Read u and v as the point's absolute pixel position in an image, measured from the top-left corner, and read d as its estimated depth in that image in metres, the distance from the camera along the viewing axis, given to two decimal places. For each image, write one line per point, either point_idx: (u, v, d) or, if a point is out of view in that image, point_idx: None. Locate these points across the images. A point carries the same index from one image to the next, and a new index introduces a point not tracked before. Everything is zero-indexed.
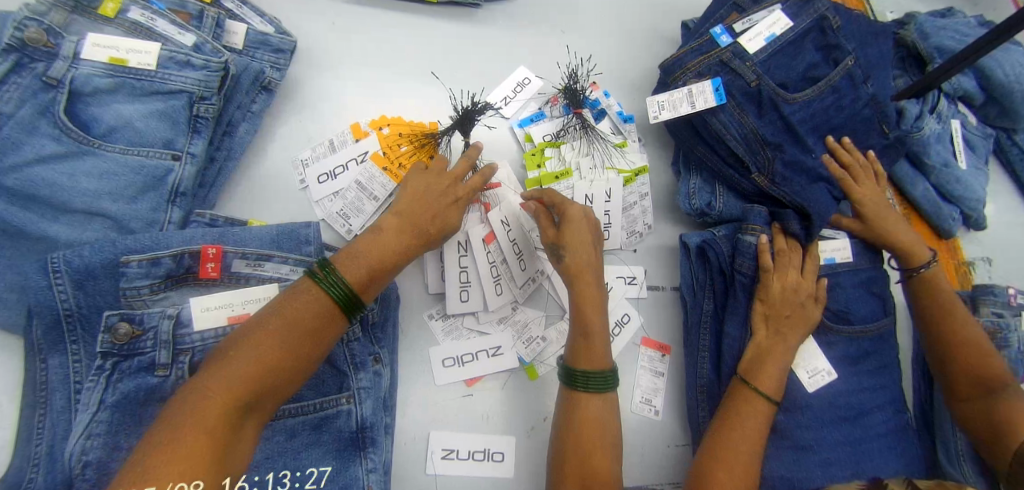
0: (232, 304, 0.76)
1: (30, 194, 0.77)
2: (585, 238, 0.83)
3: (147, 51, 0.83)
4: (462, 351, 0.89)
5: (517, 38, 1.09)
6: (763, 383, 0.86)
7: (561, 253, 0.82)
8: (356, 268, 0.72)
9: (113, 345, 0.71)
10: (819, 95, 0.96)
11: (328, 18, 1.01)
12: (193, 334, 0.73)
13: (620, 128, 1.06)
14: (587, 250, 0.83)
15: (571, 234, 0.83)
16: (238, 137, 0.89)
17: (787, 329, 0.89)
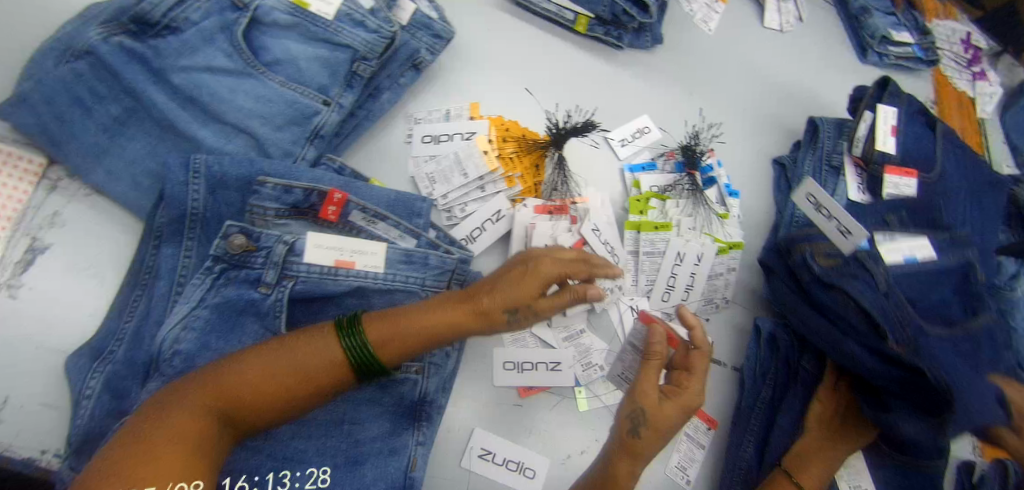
0: (341, 248, 0.79)
1: (192, 97, 0.81)
2: (672, 423, 0.72)
3: (329, 3, 0.85)
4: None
5: (650, 88, 1.13)
6: (805, 480, 0.85)
7: (639, 427, 0.70)
8: (382, 329, 0.70)
9: (228, 253, 0.75)
10: (952, 336, 0.89)
11: (486, 19, 1.06)
12: (302, 265, 0.77)
13: (725, 200, 1.07)
14: (660, 438, 0.72)
15: (663, 416, 0.71)
16: (379, 103, 0.92)
17: (843, 440, 0.87)
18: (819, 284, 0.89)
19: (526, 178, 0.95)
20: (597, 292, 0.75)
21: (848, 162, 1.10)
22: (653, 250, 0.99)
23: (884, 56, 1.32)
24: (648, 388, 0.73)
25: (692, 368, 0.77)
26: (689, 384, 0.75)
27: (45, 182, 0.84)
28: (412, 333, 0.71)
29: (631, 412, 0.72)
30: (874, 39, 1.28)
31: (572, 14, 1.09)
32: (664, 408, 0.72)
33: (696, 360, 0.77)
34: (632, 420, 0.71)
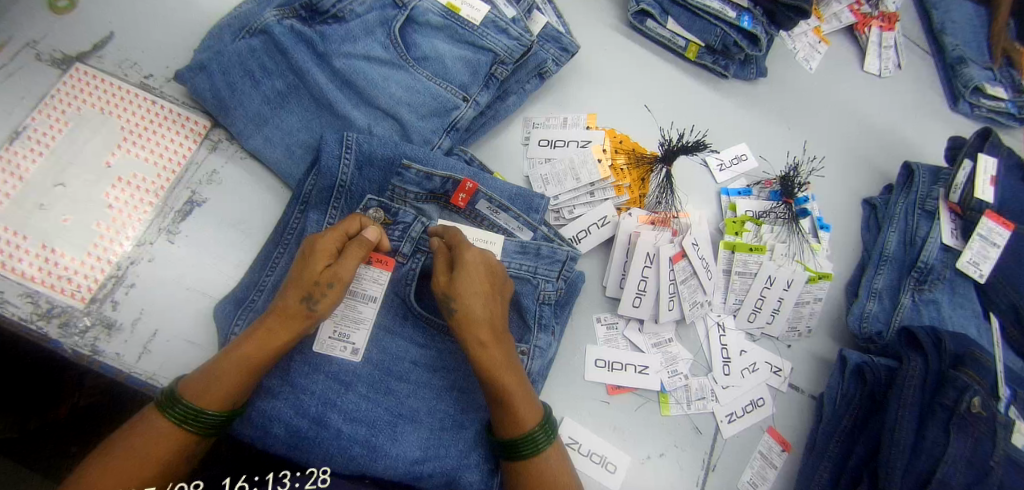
0: (467, 234, 0.86)
1: (349, 80, 0.90)
2: (479, 285, 0.76)
3: (477, 9, 0.94)
4: (351, 327, 0.78)
5: (752, 118, 1.17)
6: None
7: (453, 305, 0.75)
8: (199, 384, 0.66)
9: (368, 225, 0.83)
10: None
11: (603, 39, 1.13)
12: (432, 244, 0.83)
13: (817, 232, 1.11)
14: (483, 299, 0.76)
15: (467, 283, 0.75)
16: (506, 105, 0.99)
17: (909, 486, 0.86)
18: (938, 420, 0.85)
19: (633, 189, 1.01)
20: (376, 234, 0.76)
21: (944, 208, 1.11)
22: (745, 271, 1.03)
23: (974, 106, 1.33)
24: (441, 275, 0.77)
25: (459, 248, 0.77)
26: (471, 275, 0.76)
27: (208, 142, 0.93)
28: (242, 363, 0.68)
29: (444, 296, 0.76)
30: (966, 89, 1.29)
31: (683, 41, 1.15)
32: (461, 273, 0.75)
33: (459, 238, 0.79)
34: (447, 303, 0.76)
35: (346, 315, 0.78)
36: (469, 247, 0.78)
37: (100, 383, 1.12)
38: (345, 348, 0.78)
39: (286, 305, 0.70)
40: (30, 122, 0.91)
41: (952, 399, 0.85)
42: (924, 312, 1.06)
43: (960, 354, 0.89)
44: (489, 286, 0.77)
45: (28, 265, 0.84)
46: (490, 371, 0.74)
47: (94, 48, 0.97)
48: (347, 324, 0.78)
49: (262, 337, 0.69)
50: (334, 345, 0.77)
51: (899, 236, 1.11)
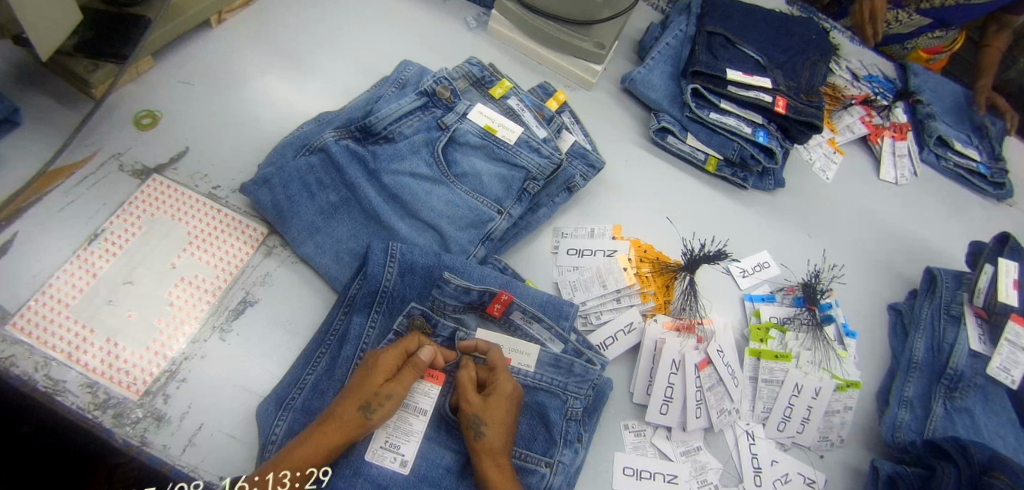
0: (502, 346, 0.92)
1: (396, 195, 0.99)
2: (504, 416, 0.81)
3: (512, 131, 1.05)
4: (402, 438, 0.81)
5: (771, 226, 1.23)
6: None
7: (481, 429, 0.79)
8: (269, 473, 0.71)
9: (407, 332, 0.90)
10: None
11: (625, 154, 1.23)
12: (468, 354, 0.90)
13: (842, 339, 1.12)
14: (501, 428, 0.80)
15: (495, 410, 0.80)
16: (536, 216, 1.07)
17: None
18: None
19: (658, 295, 1.05)
20: (429, 353, 0.83)
21: (969, 311, 1.11)
22: (772, 379, 1.04)
23: (942, 158, 1.41)
24: (472, 396, 0.81)
25: (496, 378, 0.84)
26: (495, 402, 0.81)
27: (264, 248, 1.02)
28: (303, 461, 0.72)
29: (472, 420, 0.80)
30: (931, 138, 1.38)
31: (702, 155, 1.24)
32: (494, 397, 0.81)
33: (500, 363, 0.85)
34: (474, 425, 0.79)
35: (399, 426, 0.82)
36: (505, 376, 0.84)
37: None
38: (395, 459, 0.80)
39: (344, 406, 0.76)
40: (108, 225, 1.00)
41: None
42: (958, 421, 1.03)
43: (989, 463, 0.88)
44: (508, 411, 0.82)
45: (92, 357, 0.89)
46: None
47: (172, 159, 1.08)
48: (398, 435, 0.81)
49: (317, 442, 0.73)
50: (383, 455, 0.80)
51: (926, 342, 1.11)
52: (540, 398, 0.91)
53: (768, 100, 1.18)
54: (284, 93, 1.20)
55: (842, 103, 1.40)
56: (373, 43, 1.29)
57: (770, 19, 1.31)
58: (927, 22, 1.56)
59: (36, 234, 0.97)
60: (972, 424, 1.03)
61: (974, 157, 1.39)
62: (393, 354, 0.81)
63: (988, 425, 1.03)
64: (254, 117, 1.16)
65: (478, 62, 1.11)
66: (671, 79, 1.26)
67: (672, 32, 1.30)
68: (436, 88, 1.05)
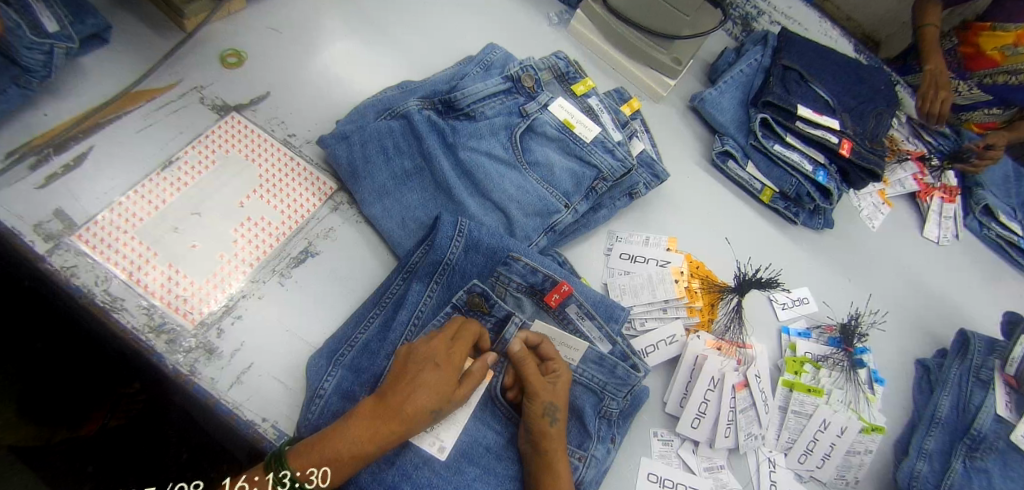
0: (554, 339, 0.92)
1: (469, 172, 1.01)
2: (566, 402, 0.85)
3: (589, 129, 1.07)
4: (442, 425, 0.83)
5: (817, 263, 1.25)
6: None
7: (554, 415, 0.82)
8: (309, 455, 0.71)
9: (465, 307, 0.90)
10: None
11: (686, 171, 1.25)
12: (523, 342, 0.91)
13: (872, 384, 1.13)
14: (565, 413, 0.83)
15: (562, 395, 0.84)
16: (597, 216, 1.09)
17: None
18: None
19: (704, 311, 1.07)
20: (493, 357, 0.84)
21: (1000, 378, 1.14)
22: (801, 411, 1.06)
23: (984, 226, 1.44)
24: (543, 383, 0.83)
25: (556, 365, 0.86)
26: (561, 388, 0.84)
27: (331, 202, 1.04)
28: (357, 449, 0.72)
29: (546, 406, 0.82)
30: (977, 205, 1.41)
31: (759, 184, 1.26)
32: (559, 384, 0.84)
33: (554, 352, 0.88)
34: (549, 411, 0.82)
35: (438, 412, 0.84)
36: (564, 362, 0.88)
37: (132, 409, 1.21)
38: (435, 444, 0.82)
39: (411, 406, 0.74)
40: (181, 155, 1.01)
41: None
42: (975, 480, 1.05)
43: None
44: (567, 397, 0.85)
45: (152, 280, 0.91)
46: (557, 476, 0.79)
47: (251, 102, 1.10)
48: (440, 421, 0.83)
49: (372, 432, 0.72)
50: (424, 438, 0.82)
51: (951, 400, 1.14)
52: (580, 396, 0.92)
53: (835, 141, 1.21)
54: (363, 54, 1.21)
55: (897, 156, 1.43)
56: (454, 21, 1.31)
57: (844, 63, 1.34)
58: (987, 99, 1.58)
59: (110, 152, 0.98)
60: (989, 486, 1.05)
61: (1017, 230, 1.42)
62: (453, 349, 0.79)
63: None
64: (332, 74, 1.17)
65: (564, 57, 1.14)
66: (741, 105, 1.27)
67: (747, 59, 1.31)
68: (522, 75, 1.07)
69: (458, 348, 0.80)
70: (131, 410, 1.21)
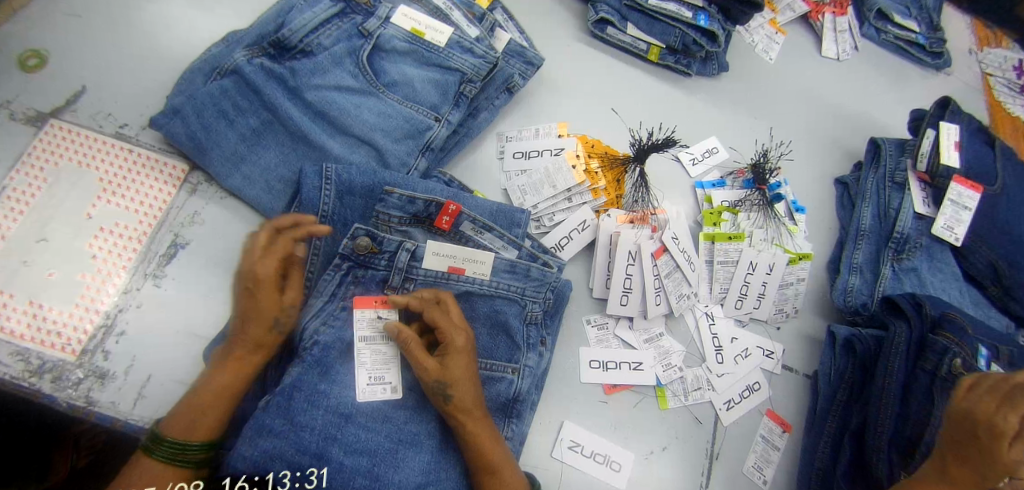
0: (454, 256, 0.86)
1: (322, 111, 0.93)
2: (468, 372, 0.79)
3: (441, 32, 0.99)
4: (383, 368, 0.80)
5: (718, 112, 1.22)
6: None
7: (447, 392, 0.77)
8: (180, 419, 0.71)
9: (354, 253, 0.83)
10: None
11: (567, 52, 1.17)
12: (422, 269, 0.85)
13: (793, 215, 1.13)
14: (469, 384, 0.79)
15: (456, 369, 0.78)
16: (477, 122, 1.03)
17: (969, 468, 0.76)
18: (921, 385, 0.88)
19: (609, 190, 1.04)
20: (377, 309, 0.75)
21: (912, 178, 1.14)
22: (727, 260, 1.06)
23: (882, 32, 1.40)
24: (427, 363, 0.77)
25: (446, 337, 0.79)
26: (454, 361, 0.78)
27: (187, 186, 0.95)
28: (225, 388, 0.74)
29: (436, 386, 0.77)
30: (870, 11, 1.36)
31: (644, 45, 1.20)
32: (451, 360, 0.78)
33: (444, 319, 0.80)
34: (439, 391, 0.77)
35: (378, 357, 0.80)
36: (461, 329, 0.80)
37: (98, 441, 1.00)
38: (386, 387, 0.79)
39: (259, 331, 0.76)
40: (7, 182, 0.89)
41: (933, 363, 0.88)
42: (905, 280, 1.08)
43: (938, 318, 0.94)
44: (472, 369, 0.80)
45: (16, 322, 0.83)
46: (478, 443, 0.77)
47: (67, 102, 0.97)
48: (381, 365, 0.80)
49: (233, 368, 0.75)
50: (375, 390, 0.79)
51: (873, 210, 1.15)
52: (489, 329, 0.87)
53: None
54: (177, 16, 1.06)
55: None
56: None
57: None
58: None
59: None
60: (918, 282, 1.08)
61: (914, 28, 1.38)
62: (269, 260, 0.77)
63: (933, 281, 1.09)
64: (152, 47, 1.03)
65: None
66: None
67: None
68: None
69: (278, 256, 0.78)
70: (98, 443, 1.00)
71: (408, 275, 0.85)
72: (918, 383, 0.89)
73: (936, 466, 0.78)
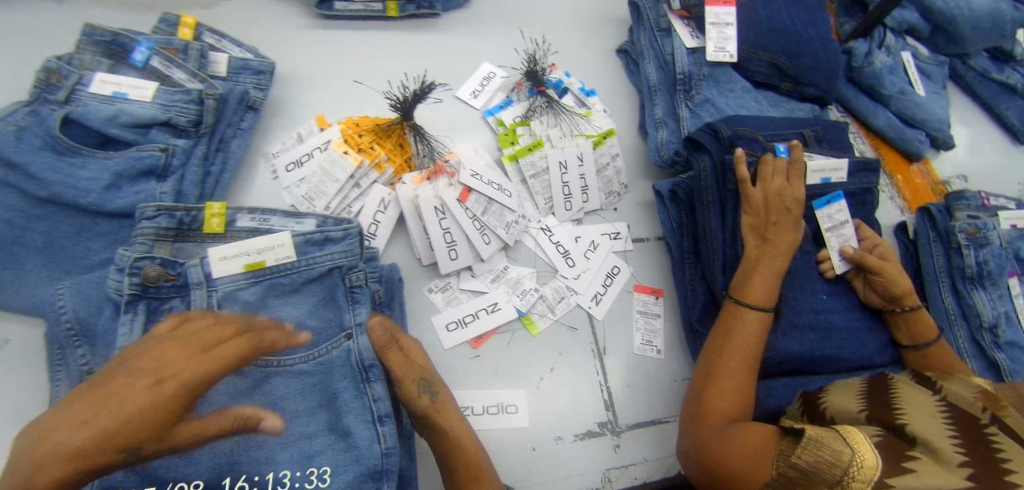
0: (247, 251, 0.79)
1: (36, 191, 0.85)
2: (439, 375, 0.86)
3: (147, 88, 0.93)
4: None
5: (482, 36, 1.18)
6: (749, 295, 0.84)
7: (431, 390, 0.83)
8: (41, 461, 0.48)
9: (143, 287, 0.75)
10: (858, 190, 1.03)
11: (305, 41, 1.10)
12: (223, 280, 0.78)
13: (584, 101, 1.14)
14: (441, 383, 0.86)
15: (427, 367, 0.85)
16: (232, 152, 0.97)
17: (774, 236, 0.88)
18: (731, 201, 0.94)
19: (394, 158, 1.00)
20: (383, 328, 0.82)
21: (674, 19, 1.15)
22: (537, 171, 1.04)
23: None
24: (408, 365, 0.82)
25: (406, 345, 0.86)
26: (423, 362, 0.86)
27: None
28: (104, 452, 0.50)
29: (421, 383, 0.82)
30: None
31: (378, 4, 1.11)
32: (421, 366, 0.85)
33: (400, 331, 0.86)
34: (423, 388, 0.82)
35: None
36: (413, 337, 0.88)
37: None
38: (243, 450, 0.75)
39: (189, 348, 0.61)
40: None
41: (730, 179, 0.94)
42: (702, 114, 1.10)
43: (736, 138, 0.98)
44: (428, 363, 0.87)
45: None
46: (447, 433, 0.81)
47: None
48: None
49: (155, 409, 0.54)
50: None
51: (655, 64, 1.15)
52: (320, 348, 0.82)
53: None
54: None
55: None
56: None
57: None
58: None
59: None
60: (714, 110, 1.11)
61: None
62: (224, 340, 0.63)
63: (728, 104, 1.12)
64: None
65: (95, 28, 0.94)
66: None
67: None
68: (42, 76, 0.88)
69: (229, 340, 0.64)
70: None
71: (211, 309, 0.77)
72: (729, 204, 0.94)
73: (765, 250, 0.87)
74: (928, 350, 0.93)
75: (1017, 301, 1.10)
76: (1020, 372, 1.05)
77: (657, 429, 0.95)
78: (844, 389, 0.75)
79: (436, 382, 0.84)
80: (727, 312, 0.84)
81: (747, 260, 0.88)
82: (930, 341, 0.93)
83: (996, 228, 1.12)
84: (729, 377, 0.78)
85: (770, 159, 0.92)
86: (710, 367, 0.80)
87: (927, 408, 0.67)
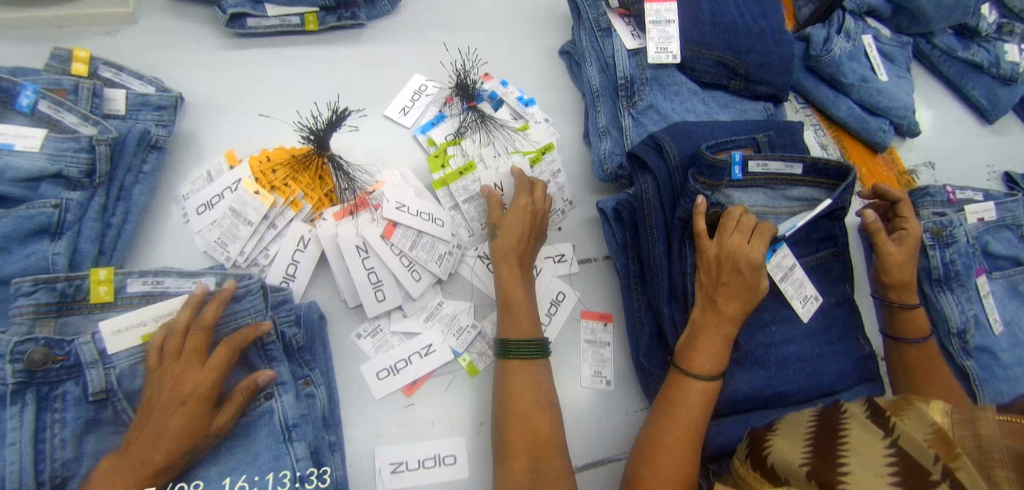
0: (142, 322, 0.75)
1: None
2: (522, 227, 0.90)
3: (33, 136, 0.83)
4: None
5: (411, 48, 1.10)
6: (694, 362, 0.76)
7: (496, 233, 0.90)
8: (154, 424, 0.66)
9: (29, 372, 0.68)
10: None
11: (217, 69, 1.03)
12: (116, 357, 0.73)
13: (522, 112, 1.07)
14: (520, 234, 0.89)
15: (512, 219, 0.90)
16: (135, 199, 0.90)
17: (725, 300, 0.78)
18: (679, 233, 0.87)
19: (311, 192, 0.93)
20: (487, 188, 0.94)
21: (614, 17, 1.08)
22: (469, 195, 0.97)
23: None
24: (495, 212, 0.92)
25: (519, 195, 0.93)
26: (508, 218, 0.91)
27: None
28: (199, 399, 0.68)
29: (492, 228, 0.91)
30: None
31: (297, 16, 1.04)
32: (509, 216, 0.91)
33: (521, 183, 0.94)
34: (493, 231, 0.91)
35: None
36: (531, 195, 0.93)
37: None
38: None
39: (167, 397, 0.67)
40: None
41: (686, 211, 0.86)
42: (645, 123, 1.04)
43: (687, 158, 0.90)
44: (535, 219, 0.92)
45: None
46: (501, 276, 0.88)
47: None
48: None
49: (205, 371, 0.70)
50: None
51: (597, 67, 1.08)
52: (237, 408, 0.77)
53: None
54: None
55: None
56: None
57: None
58: None
59: None
60: (659, 117, 1.04)
61: None
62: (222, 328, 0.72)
63: (673, 109, 1.05)
64: None
65: None
66: None
67: None
68: None
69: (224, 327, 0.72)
70: None
71: (108, 386, 0.72)
72: (676, 237, 0.87)
73: (709, 316, 0.78)
74: (910, 346, 0.93)
75: (987, 302, 1.04)
76: (987, 378, 1.01)
77: (610, 467, 0.90)
78: (793, 427, 0.71)
79: (511, 229, 0.90)
80: (672, 382, 0.77)
81: (692, 323, 0.79)
82: (913, 335, 0.93)
83: (963, 224, 1.06)
84: (662, 460, 0.72)
85: (731, 214, 0.82)
86: (649, 441, 0.74)
87: (876, 463, 0.59)
